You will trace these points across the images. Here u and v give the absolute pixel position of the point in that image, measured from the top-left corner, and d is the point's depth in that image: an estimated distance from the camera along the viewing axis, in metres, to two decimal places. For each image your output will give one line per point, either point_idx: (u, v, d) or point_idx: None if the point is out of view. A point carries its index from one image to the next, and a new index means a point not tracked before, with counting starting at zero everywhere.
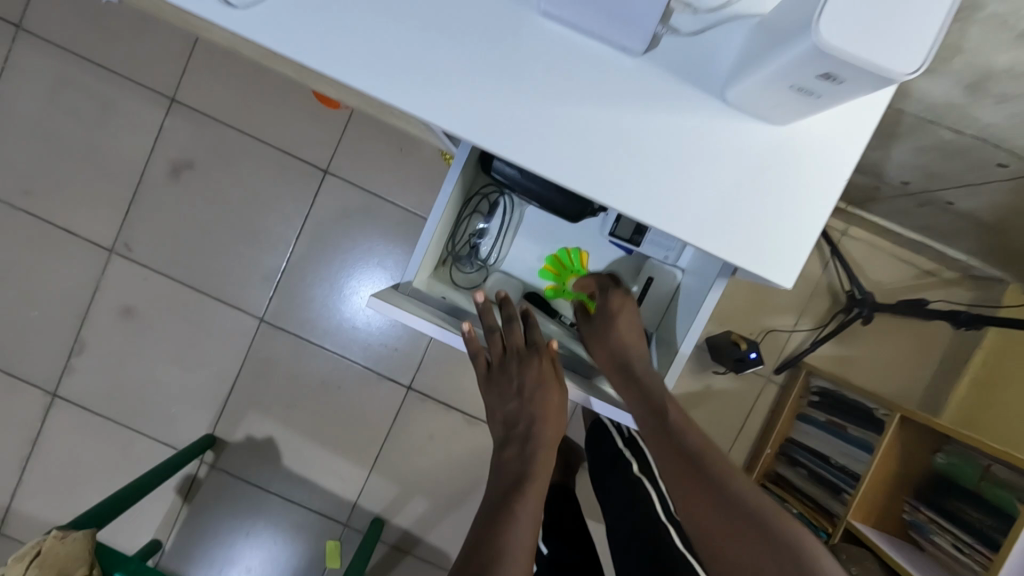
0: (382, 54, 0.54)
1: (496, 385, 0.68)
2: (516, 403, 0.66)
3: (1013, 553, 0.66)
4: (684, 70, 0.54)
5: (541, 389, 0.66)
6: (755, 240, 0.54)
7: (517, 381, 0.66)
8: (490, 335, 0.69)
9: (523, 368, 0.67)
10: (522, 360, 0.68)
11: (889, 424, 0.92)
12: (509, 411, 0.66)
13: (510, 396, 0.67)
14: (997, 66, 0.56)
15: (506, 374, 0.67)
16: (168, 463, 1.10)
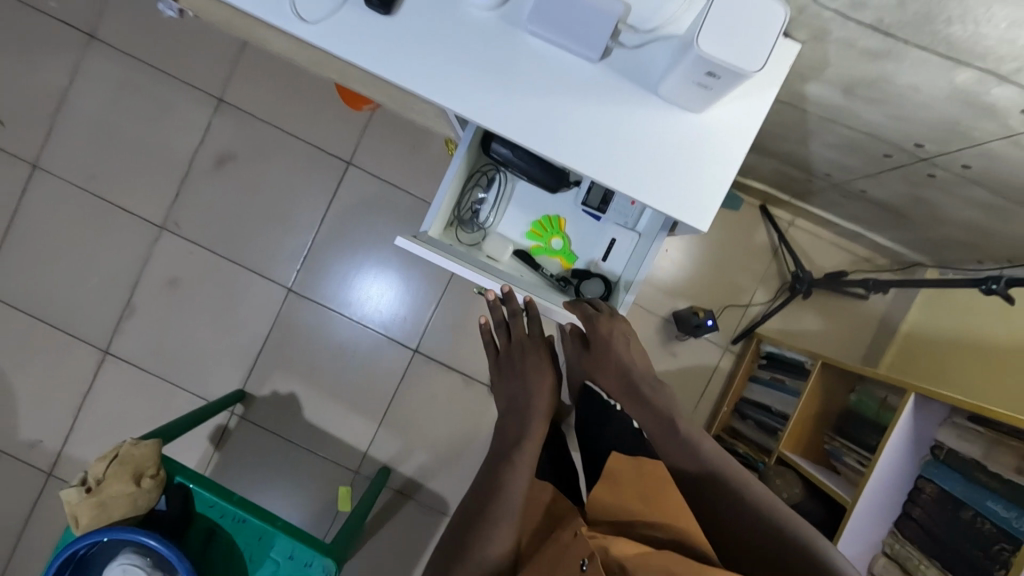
0: (412, 59, 0.76)
1: (503, 369, 0.91)
2: (517, 382, 0.88)
3: (883, 454, 0.85)
4: (629, 75, 0.75)
5: (538, 374, 0.87)
6: (680, 199, 0.75)
7: (520, 369, 0.88)
8: (500, 328, 0.91)
9: (525, 360, 0.89)
10: (523, 350, 0.89)
11: (812, 370, 1.12)
12: (511, 390, 0.88)
13: (513, 376, 0.89)
14: (856, 75, 0.77)
15: (511, 360, 0.90)
16: (191, 416, 1.29)
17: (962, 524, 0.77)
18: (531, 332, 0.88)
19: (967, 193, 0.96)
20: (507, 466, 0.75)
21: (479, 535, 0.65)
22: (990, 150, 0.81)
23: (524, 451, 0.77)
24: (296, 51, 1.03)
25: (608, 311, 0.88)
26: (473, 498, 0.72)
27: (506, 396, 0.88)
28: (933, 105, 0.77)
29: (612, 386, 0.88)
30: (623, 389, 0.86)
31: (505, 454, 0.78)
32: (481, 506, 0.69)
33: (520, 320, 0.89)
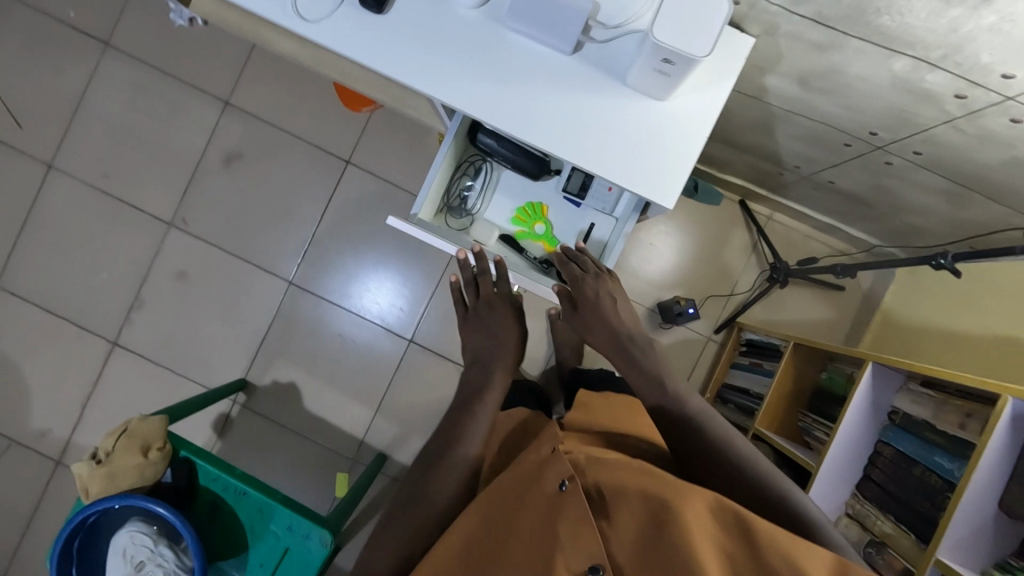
0: (402, 52, 0.83)
1: (470, 324, 0.92)
2: (483, 335, 0.90)
3: (844, 421, 0.91)
4: (599, 67, 0.84)
5: (501, 326, 0.90)
6: (648, 178, 0.82)
7: (488, 321, 0.90)
8: (467, 286, 0.93)
9: (491, 314, 0.90)
10: (489, 305, 0.91)
11: (786, 350, 1.19)
12: (477, 343, 0.89)
13: (479, 330, 0.91)
14: (808, 66, 0.85)
15: (477, 314, 0.92)
16: (195, 400, 1.34)
17: (914, 480, 0.82)
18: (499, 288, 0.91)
19: (922, 179, 1.03)
20: (468, 417, 0.75)
21: (432, 487, 0.67)
22: (935, 135, 0.88)
23: (484, 403, 0.77)
24: (299, 51, 1.11)
25: (593, 271, 0.90)
26: (432, 446, 0.72)
27: (472, 348, 0.90)
28: (878, 94, 0.84)
29: (601, 343, 0.86)
30: (614, 347, 0.84)
31: (466, 404, 0.78)
32: (437, 454, 0.70)
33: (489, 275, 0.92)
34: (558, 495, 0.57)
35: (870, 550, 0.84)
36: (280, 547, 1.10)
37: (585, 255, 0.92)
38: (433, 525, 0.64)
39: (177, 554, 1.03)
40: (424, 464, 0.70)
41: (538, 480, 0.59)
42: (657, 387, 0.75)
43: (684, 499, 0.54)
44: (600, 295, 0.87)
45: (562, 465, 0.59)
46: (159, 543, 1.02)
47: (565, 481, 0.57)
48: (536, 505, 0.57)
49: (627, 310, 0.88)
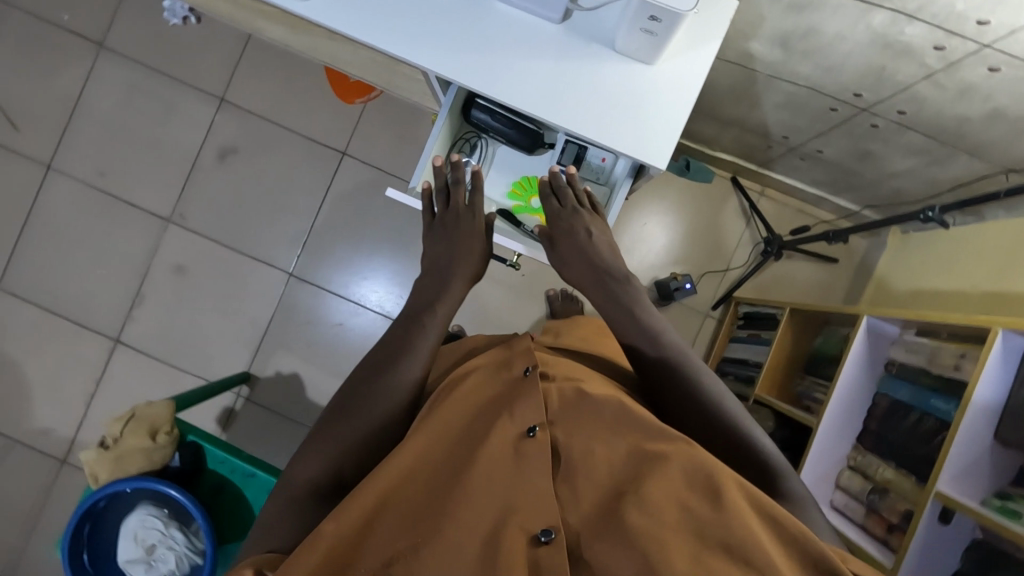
0: (395, 25, 0.86)
1: (433, 233, 0.92)
2: (444, 244, 0.90)
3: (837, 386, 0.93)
4: (589, 36, 0.86)
5: (467, 239, 0.90)
6: (642, 141, 0.84)
7: (452, 233, 0.90)
8: (439, 194, 0.93)
9: (457, 225, 0.91)
10: (457, 217, 0.91)
11: (783, 316, 1.20)
12: (435, 253, 0.90)
13: (441, 239, 0.91)
14: (789, 27, 0.88)
15: (442, 223, 0.92)
16: (200, 390, 1.35)
17: (909, 426, 0.84)
18: (471, 202, 0.91)
19: (905, 140, 1.06)
20: (417, 329, 0.78)
21: (373, 401, 0.71)
22: (916, 92, 0.91)
23: (436, 313, 0.80)
24: (292, 37, 1.13)
25: (571, 205, 0.89)
26: (376, 355, 0.76)
27: (431, 260, 0.90)
28: (857, 52, 0.87)
29: (577, 275, 0.86)
30: (591, 279, 0.84)
31: (416, 315, 0.80)
32: (382, 364, 0.74)
33: (461, 189, 0.92)
34: (524, 441, 0.62)
35: (872, 497, 0.86)
36: None
37: (571, 186, 0.90)
38: (367, 432, 0.69)
39: (188, 536, 1.03)
40: (373, 373, 0.74)
41: (509, 417, 0.65)
42: (631, 322, 0.77)
43: (650, 458, 0.58)
44: (577, 229, 0.88)
45: (535, 409, 0.65)
46: (170, 526, 1.02)
47: (535, 427, 0.63)
48: (503, 441, 0.62)
49: (606, 245, 0.87)
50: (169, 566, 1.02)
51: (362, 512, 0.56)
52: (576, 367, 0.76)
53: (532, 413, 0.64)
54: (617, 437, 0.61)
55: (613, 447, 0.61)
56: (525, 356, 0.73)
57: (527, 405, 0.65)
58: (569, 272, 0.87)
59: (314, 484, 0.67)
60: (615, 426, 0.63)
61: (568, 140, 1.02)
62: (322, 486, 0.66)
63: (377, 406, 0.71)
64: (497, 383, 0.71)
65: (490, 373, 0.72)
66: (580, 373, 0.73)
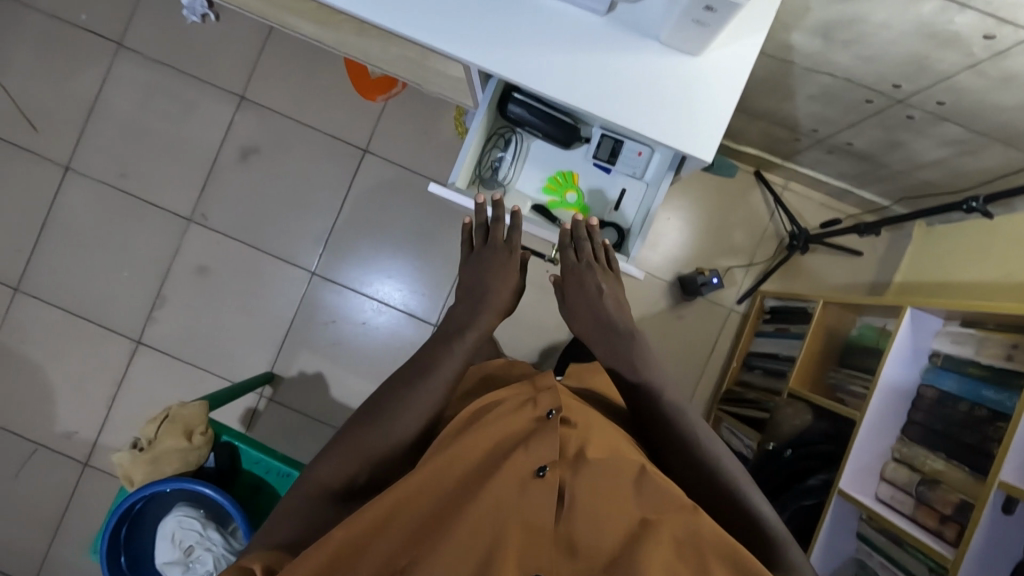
0: (439, 18, 0.85)
1: (468, 264, 0.92)
2: (479, 275, 0.89)
3: (867, 414, 0.93)
4: (633, 27, 0.85)
5: (501, 273, 0.89)
6: (688, 132, 0.84)
7: (485, 267, 0.89)
8: (477, 228, 0.92)
9: (493, 258, 0.90)
10: (494, 251, 0.91)
11: (816, 309, 1.20)
12: (472, 280, 0.89)
13: (477, 270, 0.90)
14: (834, 16, 0.88)
15: (478, 257, 0.91)
16: (226, 391, 1.34)
17: (960, 415, 0.85)
18: (509, 239, 0.90)
19: (940, 131, 1.06)
20: (444, 352, 0.78)
21: (396, 414, 0.72)
22: (958, 82, 0.91)
23: (465, 339, 0.81)
24: (322, 33, 1.13)
25: (587, 260, 0.92)
26: (406, 368, 0.77)
27: (466, 285, 0.90)
28: (901, 42, 0.87)
29: (585, 328, 0.91)
30: (599, 330, 0.89)
31: (449, 336, 0.82)
32: (409, 378, 0.75)
33: (499, 228, 0.91)
34: (531, 479, 0.62)
35: (921, 488, 0.85)
36: None
37: (589, 239, 0.93)
38: (383, 450, 0.71)
39: (225, 537, 1.02)
40: (396, 386, 0.74)
41: (523, 451, 0.64)
42: (634, 372, 0.82)
43: (649, 526, 0.60)
44: (587, 283, 0.91)
45: (550, 449, 0.64)
46: (208, 527, 1.01)
47: (545, 467, 0.63)
48: (512, 477, 0.62)
49: (613, 302, 0.91)
50: (207, 567, 1.00)
51: (364, 530, 0.58)
52: (597, 415, 0.73)
53: (549, 453, 0.64)
54: (622, 498, 0.62)
55: (617, 506, 0.62)
56: (552, 395, 0.71)
57: (546, 444, 0.65)
58: (576, 324, 0.93)
59: (331, 488, 0.68)
60: (624, 485, 0.63)
61: (604, 134, 1.03)
62: (335, 493, 0.68)
63: (402, 418, 0.72)
64: (517, 413, 0.69)
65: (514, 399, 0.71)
66: (602, 420, 0.72)
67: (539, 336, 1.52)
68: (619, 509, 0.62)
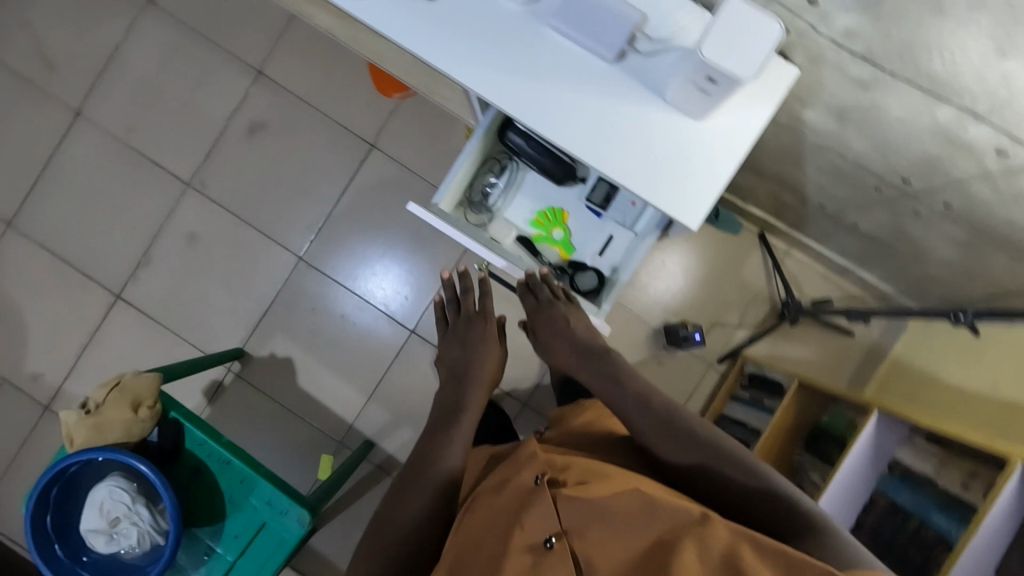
0: (445, 36, 0.83)
1: (448, 339, 1.04)
2: (461, 351, 1.01)
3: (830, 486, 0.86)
4: (641, 80, 0.83)
5: (483, 344, 1.00)
6: (674, 197, 0.82)
7: (467, 338, 1.01)
8: (449, 303, 1.07)
9: (471, 329, 1.02)
10: (469, 322, 1.04)
11: (789, 390, 1.18)
12: (462, 358, 0.99)
13: (456, 347, 1.02)
14: (849, 102, 0.85)
15: (457, 331, 1.04)
16: (189, 362, 1.34)
17: (908, 531, 0.83)
18: (480, 307, 1.03)
19: (946, 230, 1.02)
20: (445, 436, 0.83)
21: (404, 508, 0.73)
22: (968, 189, 0.87)
23: (463, 420, 0.86)
24: (338, 27, 1.12)
25: (547, 299, 0.95)
26: (411, 463, 0.79)
27: (454, 368, 0.99)
28: (914, 138, 0.84)
29: (564, 360, 0.92)
30: (579, 356, 0.90)
31: (447, 420, 0.86)
32: (414, 474, 0.77)
33: (469, 298, 1.05)
34: (543, 551, 0.59)
35: None
36: (258, 521, 1.09)
37: (547, 284, 0.96)
38: (397, 544, 0.71)
39: (153, 515, 1.02)
40: (402, 490, 0.76)
41: (523, 526, 0.61)
42: (616, 389, 0.81)
43: (669, 547, 0.54)
44: (555, 318, 0.94)
45: (546, 518, 0.61)
46: (137, 501, 1.01)
47: (550, 537, 0.60)
48: (521, 559, 0.59)
49: (584, 327, 0.93)
50: (130, 541, 1.01)
51: None
52: (591, 461, 0.72)
53: (546, 515, 0.61)
54: (634, 532, 0.57)
55: (634, 544, 0.57)
56: (533, 465, 0.69)
57: (542, 509, 0.62)
58: (557, 359, 0.93)
59: None
60: (631, 519, 0.58)
61: (600, 178, 1.02)
62: None
63: (408, 517, 0.73)
64: (506, 493, 0.67)
65: (501, 480, 0.70)
66: (593, 467, 0.70)
67: (515, 360, 1.52)
68: (639, 547, 0.56)
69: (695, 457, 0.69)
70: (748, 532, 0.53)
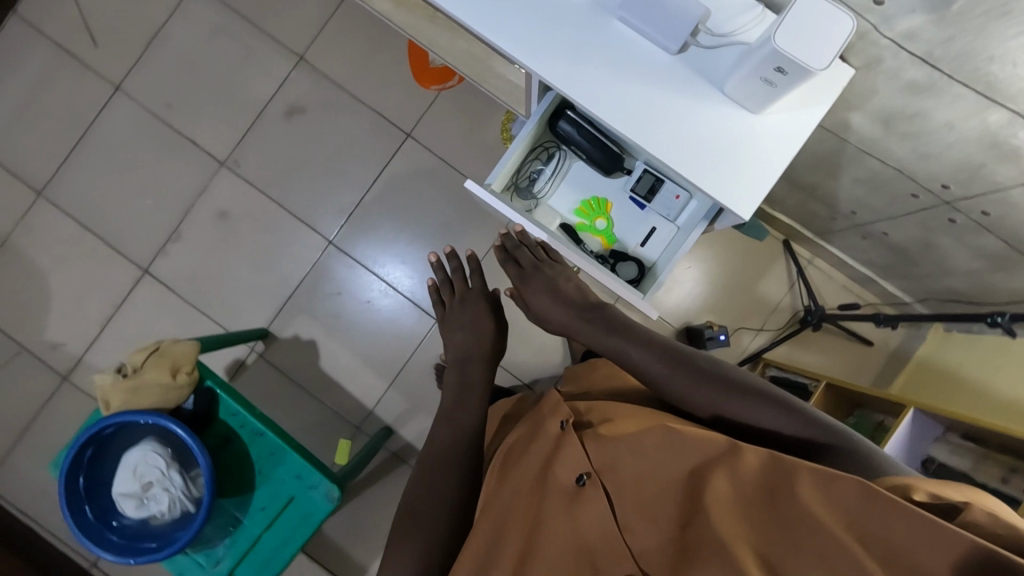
0: (514, 21, 0.85)
1: (447, 321, 1.07)
2: (462, 333, 1.03)
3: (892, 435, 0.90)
4: (700, 73, 0.85)
5: (476, 321, 1.04)
6: (728, 188, 0.84)
7: (469, 318, 1.05)
8: (442, 286, 1.11)
9: (466, 309, 1.06)
10: (463, 302, 1.07)
11: (819, 390, 1.18)
12: (462, 338, 1.02)
13: (458, 329, 1.04)
14: (898, 107, 0.87)
15: (453, 311, 1.07)
16: (218, 338, 1.34)
17: None
18: (472, 286, 1.09)
19: (978, 240, 1.05)
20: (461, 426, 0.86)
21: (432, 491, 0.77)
22: (1007, 198, 0.90)
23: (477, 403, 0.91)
24: (394, 12, 1.14)
25: (529, 263, 0.98)
26: (431, 449, 0.83)
27: (459, 352, 1.01)
28: (958, 145, 0.87)
29: (557, 318, 0.92)
30: (575, 310, 0.90)
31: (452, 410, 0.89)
32: (443, 470, 0.79)
33: (461, 275, 1.11)
34: (578, 489, 0.65)
35: None
36: (286, 495, 1.09)
37: (525, 246, 1.00)
38: (431, 524, 0.74)
39: (185, 481, 1.02)
40: (426, 470, 0.80)
41: (558, 468, 0.68)
42: (620, 335, 0.83)
43: (698, 475, 0.59)
44: (546, 275, 0.96)
45: (578, 459, 0.67)
46: (171, 467, 1.00)
47: (583, 475, 0.66)
48: (559, 497, 0.65)
49: (573, 288, 0.94)
50: (161, 507, 1.00)
51: None
52: (622, 406, 0.79)
53: (574, 457, 0.68)
54: (660, 464, 0.61)
55: (664, 475, 0.61)
56: (556, 413, 0.75)
57: (570, 454, 0.68)
58: (545, 314, 0.93)
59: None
60: (660, 453, 0.62)
61: (646, 170, 1.04)
62: None
63: (439, 501, 0.76)
64: (537, 440, 0.73)
65: (531, 432, 0.76)
66: (618, 414, 0.75)
67: (534, 353, 1.54)
68: (669, 478, 0.61)
69: (710, 390, 0.71)
70: (776, 454, 0.56)
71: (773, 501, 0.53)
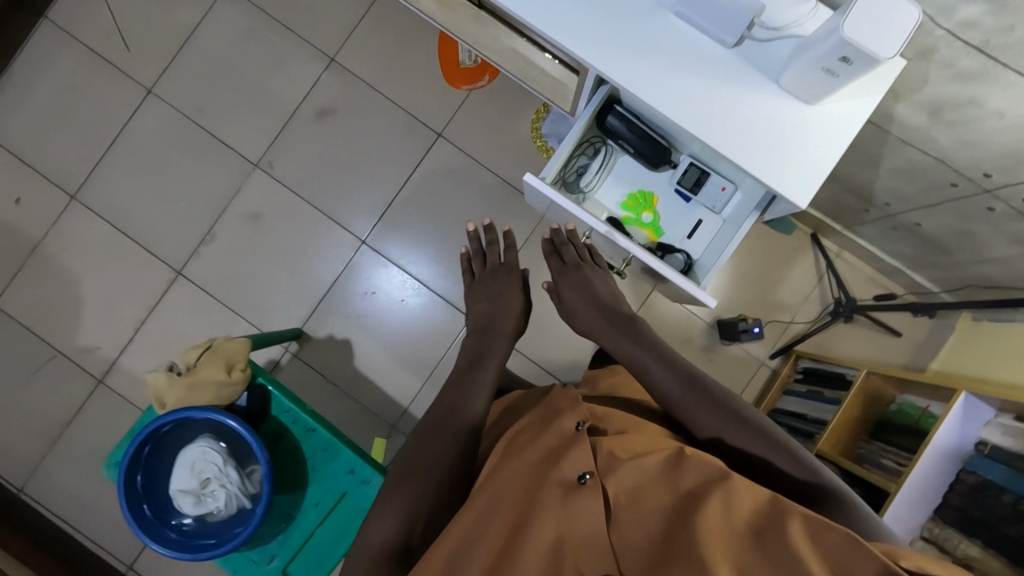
0: (574, 17, 0.87)
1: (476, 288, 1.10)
2: (487, 302, 1.06)
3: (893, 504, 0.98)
4: (755, 65, 0.87)
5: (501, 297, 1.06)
6: (787, 175, 0.86)
7: (499, 292, 1.07)
8: (476, 256, 1.14)
9: (495, 279, 1.09)
10: (493, 275, 1.10)
11: (857, 377, 1.20)
12: (484, 312, 1.04)
13: (484, 296, 1.07)
14: (947, 96, 0.89)
15: (484, 278, 1.10)
16: (259, 338, 1.35)
17: (1003, 507, 0.90)
18: (504, 260, 1.10)
19: (1016, 227, 1.07)
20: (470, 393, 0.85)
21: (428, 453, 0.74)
22: None
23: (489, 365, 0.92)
24: (437, 12, 1.16)
25: (572, 261, 1.02)
26: (435, 414, 0.81)
27: (478, 321, 1.04)
28: (1005, 131, 0.89)
29: (587, 320, 0.96)
30: (604, 315, 0.94)
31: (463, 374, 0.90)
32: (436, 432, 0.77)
33: (494, 250, 1.13)
34: (577, 485, 0.66)
35: None
36: (339, 490, 1.10)
37: (572, 244, 1.04)
38: (426, 492, 0.71)
39: (242, 478, 1.02)
40: (425, 443, 0.76)
41: (564, 461, 0.69)
42: (651, 344, 0.85)
43: (695, 498, 0.61)
44: (584, 276, 1.00)
45: (584, 460, 0.68)
46: (227, 464, 1.01)
47: (585, 474, 0.67)
48: (556, 490, 0.66)
49: (607, 291, 0.98)
50: (218, 504, 1.01)
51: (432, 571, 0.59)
52: (631, 420, 0.81)
53: (582, 457, 0.69)
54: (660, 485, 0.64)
55: (662, 493, 0.63)
56: (574, 412, 0.77)
57: (580, 453, 0.69)
58: (581, 317, 0.98)
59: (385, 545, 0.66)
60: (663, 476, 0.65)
61: (692, 163, 1.06)
62: (395, 546, 0.66)
63: (430, 474, 0.72)
64: (548, 433, 0.74)
65: (542, 423, 0.77)
66: (627, 429, 0.77)
67: (567, 349, 1.55)
68: (665, 499, 0.63)
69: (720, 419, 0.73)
70: (774, 497, 0.58)
71: (762, 535, 0.55)
